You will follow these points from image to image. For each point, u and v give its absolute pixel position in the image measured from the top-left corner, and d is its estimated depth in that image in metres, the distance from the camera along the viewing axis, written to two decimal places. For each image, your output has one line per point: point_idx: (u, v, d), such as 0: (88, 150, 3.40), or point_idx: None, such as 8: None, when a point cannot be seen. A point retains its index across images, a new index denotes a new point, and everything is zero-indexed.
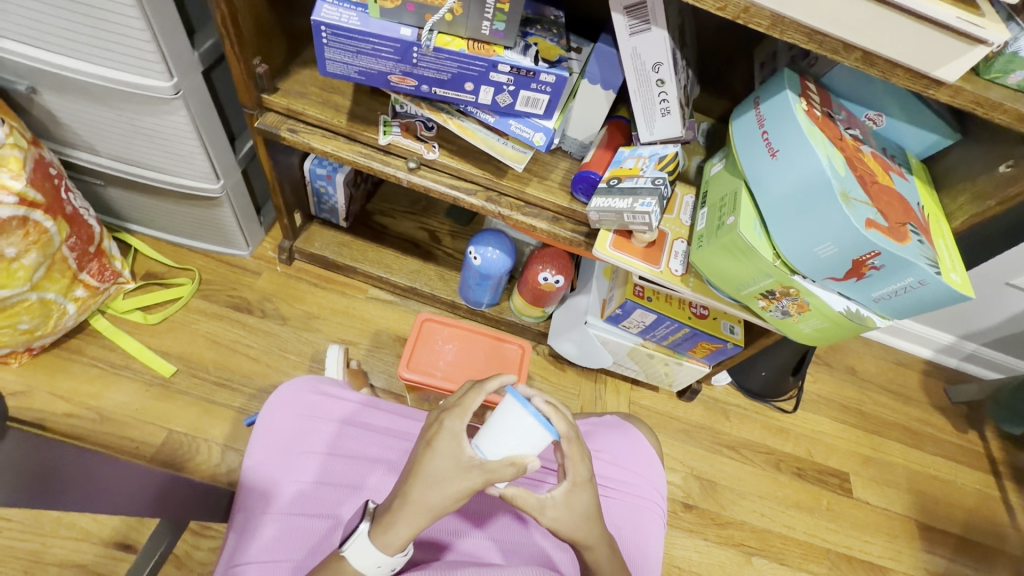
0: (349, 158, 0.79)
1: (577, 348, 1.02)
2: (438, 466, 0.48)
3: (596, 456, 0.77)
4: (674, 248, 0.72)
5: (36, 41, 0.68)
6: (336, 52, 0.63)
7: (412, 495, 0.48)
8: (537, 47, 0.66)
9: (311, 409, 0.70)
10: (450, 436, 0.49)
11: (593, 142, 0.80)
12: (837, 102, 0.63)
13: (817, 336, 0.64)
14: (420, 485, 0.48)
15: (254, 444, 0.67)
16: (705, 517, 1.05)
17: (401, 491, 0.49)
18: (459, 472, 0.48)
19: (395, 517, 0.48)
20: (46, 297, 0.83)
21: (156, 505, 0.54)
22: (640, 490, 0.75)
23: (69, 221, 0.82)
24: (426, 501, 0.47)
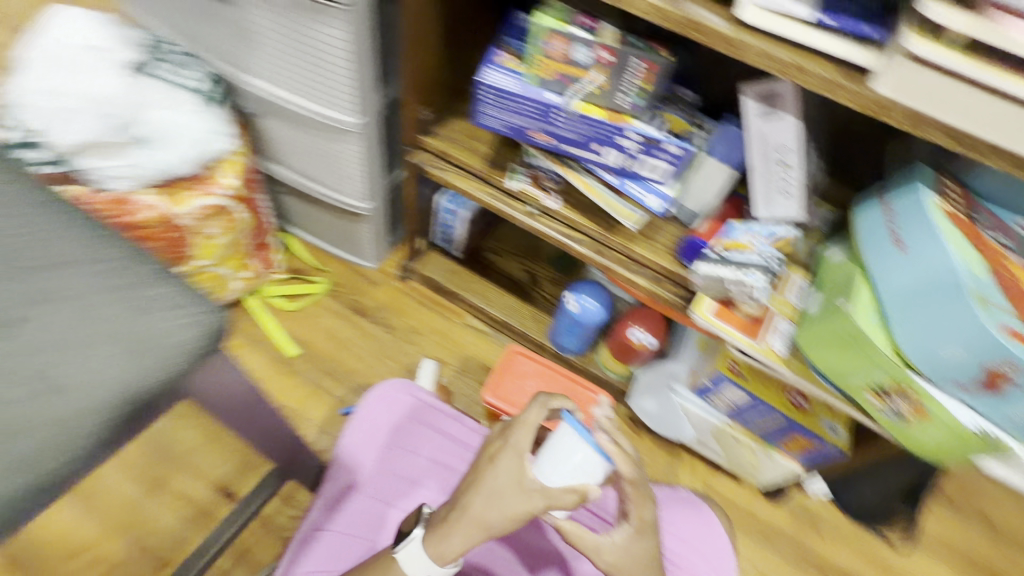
0: (481, 198, 0.90)
1: (657, 413, 1.01)
2: (500, 481, 0.50)
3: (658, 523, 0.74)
4: (778, 326, 0.70)
5: (271, 80, 0.88)
6: (492, 108, 0.74)
7: (473, 505, 0.50)
8: (667, 122, 0.74)
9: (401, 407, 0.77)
10: (513, 459, 0.51)
11: (705, 214, 0.83)
12: (983, 205, 0.60)
13: (935, 449, 0.58)
14: (483, 498, 0.50)
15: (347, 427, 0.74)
16: None
17: (458, 503, 0.51)
18: (518, 491, 0.50)
19: (451, 521, 0.51)
20: (221, 272, 1.02)
21: None
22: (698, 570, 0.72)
23: (254, 215, 1.00)
24: (485, 516, 0.49)
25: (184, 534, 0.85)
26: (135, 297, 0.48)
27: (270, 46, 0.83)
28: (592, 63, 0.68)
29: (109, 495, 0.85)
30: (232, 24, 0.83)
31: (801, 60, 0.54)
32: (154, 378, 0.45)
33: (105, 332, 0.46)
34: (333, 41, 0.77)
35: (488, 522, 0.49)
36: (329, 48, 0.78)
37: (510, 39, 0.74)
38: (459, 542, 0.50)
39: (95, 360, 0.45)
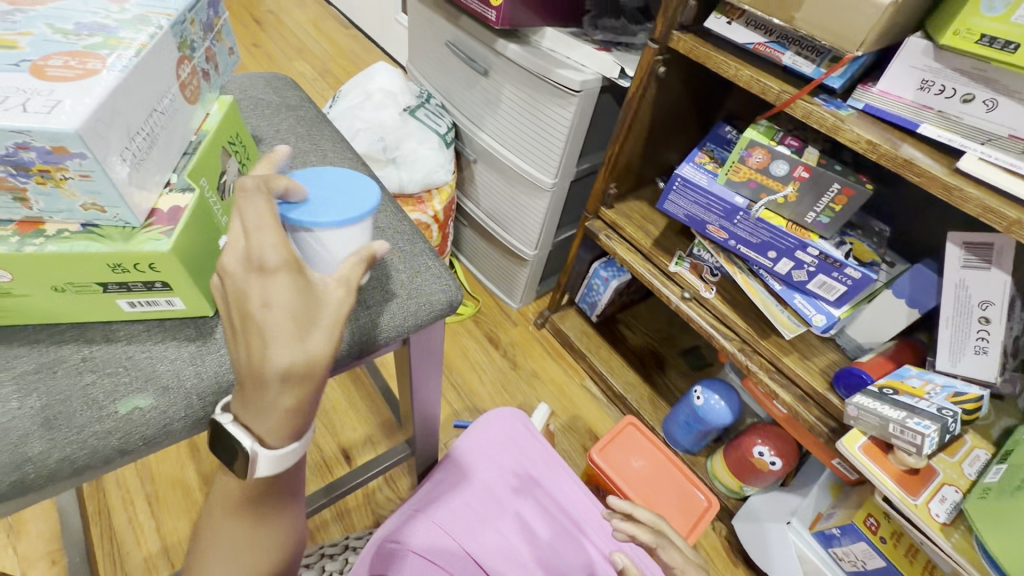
0: (640, 272, 0.96)
1: (764, 544, 0.91)
2: (291, 282, 0.36)
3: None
4: (942, 491, 0.63)
5: (496, 137, 1.09)
6: (677, 196, 0.82)
7: (259, 316, 0.34)
8: (852, 247, 0.74)
9: (517, 433, 0.83)
10: (259, 243, 0.35)
11: (874, 349, 0.79)
12: None
13: None
14: (264, 304, 0.35)
15: (466, 434, 0.81)
16: None
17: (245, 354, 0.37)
18: (290, 273, 0.36)
19: (270, 347, 0.35)
20: None
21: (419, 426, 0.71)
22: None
23: (442, 237, 1.20)
24: (273, 324, 0.35)
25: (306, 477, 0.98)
26: (415, 259, 0.54)
27: (506, 112, 1.03)
28: (789, 177, 0.71)
29: None
30: (483, 91, 1.06)
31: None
32: (406, 325, 0.51)
33: (384, 271, 0.52)
34: (559, 117, 0.93)
35: (294, 310, 0.35)
36: (554, 121, 0.95)
37: (713, 145, 0.84)
38: (289, 365, 0.35)
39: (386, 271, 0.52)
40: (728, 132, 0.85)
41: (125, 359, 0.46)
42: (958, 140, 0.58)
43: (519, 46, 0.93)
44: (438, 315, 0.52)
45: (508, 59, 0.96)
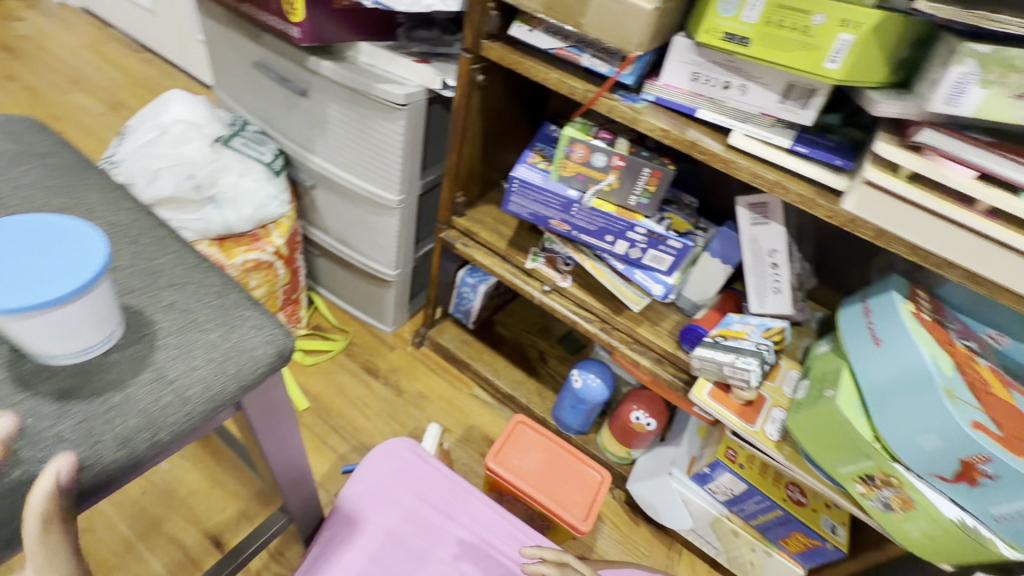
0: (502, 274, 0.98)
1: (656, 499, 0.99)
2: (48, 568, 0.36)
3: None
4: (772, 413, 0.74)
5: (330, 159, 1.02)
6: (518, 197, 0.85)
7: None
8: (671, 221, 0.83)
9: (406, 466, 0.78)
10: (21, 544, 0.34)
11: (705, 305, 0.91)
12: (953, 313, 0.67)
13: (926, 544, 0.60)
14: None
15: (354, 480, 0.75)
16: None
17: None
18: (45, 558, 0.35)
19: None
20: None
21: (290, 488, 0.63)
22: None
23: (291, 272, 1.10)
24: None
25: None
26: (226, 314, 0.49)
27: (334, 133, 0.98)
28: (608, 167, 0.78)
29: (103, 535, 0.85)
30: (305, 113, 0.99)
31: (783, 179, 0.64)
32: (228, 390, 0.46)
33: (191, 336, 0.46)
34: (390, 133, 0.91)
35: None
36: (386, 138, 0.92)
37: (542, 145, 0.89)
38: None
39: (192, 337, 0.46)
40: (552, 131, 0.91)
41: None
42: (726, 120, 0.69)
43: (333, 64, 0.89)
44: (271, 370, 0.48)
45: (324, 78, 0.91)
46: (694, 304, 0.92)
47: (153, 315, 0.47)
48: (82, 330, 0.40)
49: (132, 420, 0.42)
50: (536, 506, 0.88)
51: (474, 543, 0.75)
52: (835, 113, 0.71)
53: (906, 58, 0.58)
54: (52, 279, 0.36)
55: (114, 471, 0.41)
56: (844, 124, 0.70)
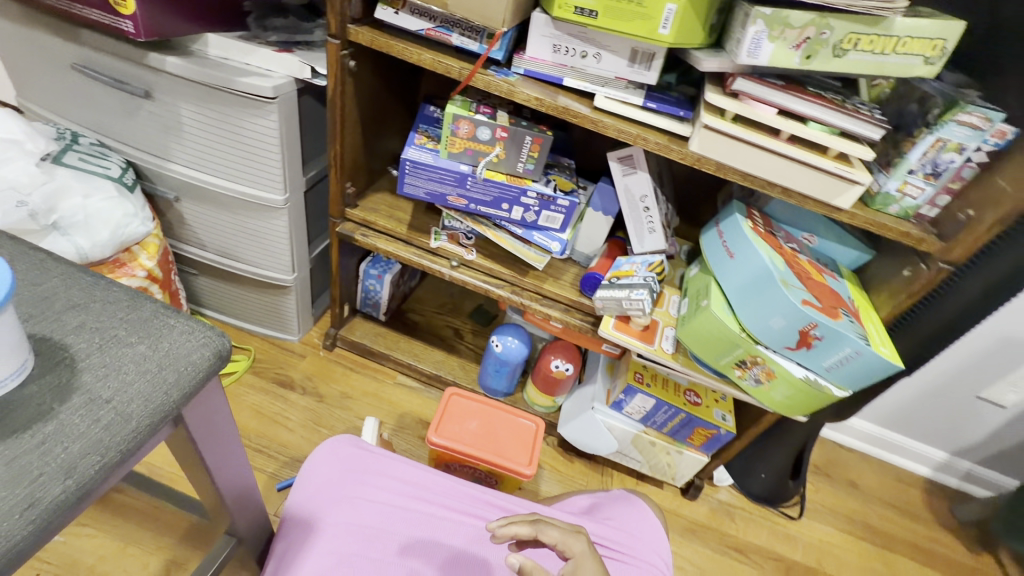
0: (409, 258, 1.00)
1: (584, 433, 1.10)
2: None
3: (605, 522, 0.82)
4: (665, 333, 0.88)
5: (194, 166, 0.93)
6: (412, 178, 0.87)
7: None
8: (556, 182, 0.91)
9: (350, 461, 0.78)
10: None
11: (595, 253, 1.02)
12: (778, 225, 0.84)
13: (787, 402, 0.77)
14: None
15: (301, 488, 0.74)
16: None
17: None
18: None
19: None
20: None
21: (236, 507, 0.60)
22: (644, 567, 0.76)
23: (170, 296, 0.99)
24: None
25: None
26: (149, 326, 0.47)
27: (194, 136, 0.89)
28: (494, 140, 0.83)
29: None
30: (153, 117, 0.89)
31: (642, 132, 0.75)
32: (171, 399, 0.44)
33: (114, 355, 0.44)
34: (263, 130, 0.86)
35: None
36: (259, 135, 0.87)
37: (425, 126, 0.91)
38: None
39: (117, 354, 0.44)
40: (433, 112, 0.93)
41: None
42: (589, 85, 0.78)
43: (180, 59, 0.81)
44: (215, 370, 0.47)
45: (172, 76, 0.83)
46: (586, 254, 1.03)
47: (67, 345, 0.44)
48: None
49: (71, 449, 0.39)
50: (483, 466, 0.93)
51: (432, 505, 0.77)
52: (672, 73, 0.84)
53: (716, 23, 0.71)
54: None
55: (64, 505, 0.38)
56: (680, 82, 0.83)
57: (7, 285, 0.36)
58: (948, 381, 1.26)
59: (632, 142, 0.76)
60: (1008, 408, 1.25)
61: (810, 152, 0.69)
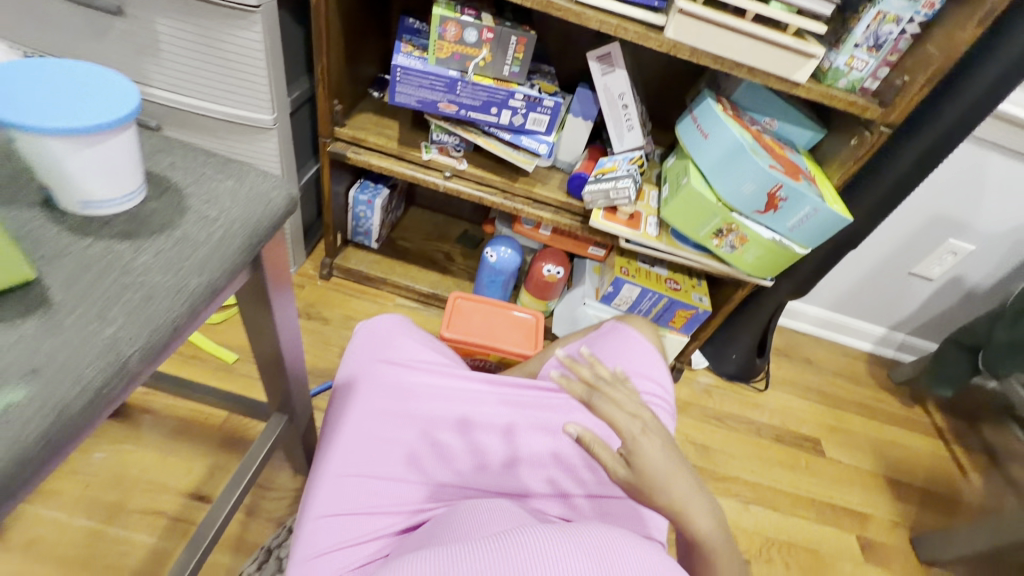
0: (402, 172, 1.03)
1: (578, 329, 1.21)
2: None
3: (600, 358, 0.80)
4: (648, 219, 0.97)
5: (176, 88, 0.92)
6: (404, 86, 0.90)
7: None
8: (540, 86, 0.96)
9: (373, 343, 0.76)
10: None
11: (578, 158, 1.08)
12: (744, 112, 0.93)
13: (757, 264, 0.89)
14: None
15: (340, 369, 0.76)
16: (704, 474, 1.19)
17: None
18: None
19: None
20: None
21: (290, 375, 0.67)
22: (652, 387, 0.77)
23: None
24: None
25: (160, 550, 0.79)
26: (231, 166, 0.49)
27: (175, 56, 0.88)
28: (480, 42, 0.87)
29: (58, 538, 0.76)
30: (129, 36, 0.87)
31: (622, 23, 0.81)
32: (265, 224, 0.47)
33: (207, 193, 0.46)
34: (248, 42, 0.86)
35: None
36: (244, 49, 0.86)
37: (409, 37, 0.93)
38: None
39: (214, 185, 0.47)
40: (414, 23, 0.95)
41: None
42: None
43: None
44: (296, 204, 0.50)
45: None
46: (570, 160, 1.09)
47: (167, 178, 0.46)
48: (116, 177, 0.40)
49: (183, 266, 0.41)
50: (494, 355, 1.02)
51: (458, 384, 0.73)
52: None
53: None
54: (95, 109, 0.36)
55: (182, 316, 0.40)
56: None
57: (134, 101, 0.38)
58: (885, 262, 1.44)
59: (614, 33, 0.81)
60: (935, 280, 1.44)
61: (772, 30, 0.77)
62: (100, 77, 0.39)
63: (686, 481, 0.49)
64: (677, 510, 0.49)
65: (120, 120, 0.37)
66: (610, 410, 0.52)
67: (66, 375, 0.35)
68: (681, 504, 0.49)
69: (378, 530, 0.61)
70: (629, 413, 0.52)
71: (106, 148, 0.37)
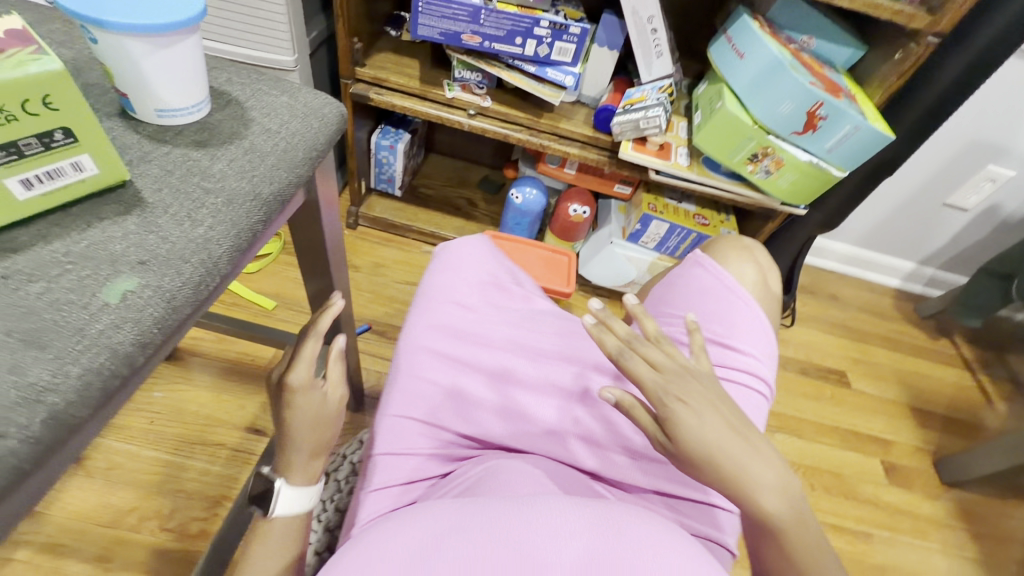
0: (425, 112, 1.02)
1: (605, 269, 1.21)
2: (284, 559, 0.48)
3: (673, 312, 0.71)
4: (678, 150, 0.95)
5: (196, 31, 0.91)
6: (426, 17, 0.88)
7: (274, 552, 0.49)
8: (564, 13, 0.93)
9: (446, 268, 0.72)
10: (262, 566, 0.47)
11: (604, 91, 1.05)
12: (780, 30, 0.89)
13: (792, 189, 0.87)
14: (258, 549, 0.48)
15: (416, 296, 0.72)
16: None
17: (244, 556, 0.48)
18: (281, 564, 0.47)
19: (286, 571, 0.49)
20: None
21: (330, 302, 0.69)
22: (731, 354, 0.66)
23: None
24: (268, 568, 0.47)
25: (225, 476, 0.85)
26: (282, 85, 0.49)
27: None
28: None
29: (132, 465, 0.83)
30: None
31: None
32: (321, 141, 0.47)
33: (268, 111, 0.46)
34: None
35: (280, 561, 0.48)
36: None
37: None
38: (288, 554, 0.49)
39: (267, 100, 0.47)
40: None
41: (57, 265, 0.35)
42: None
43: None
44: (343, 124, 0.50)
45: None
46: (595, 95, 1.06)
47: (227, 92, 0.46)
48: (183, 86, 0.41)
49: (256, 173, 0.43)
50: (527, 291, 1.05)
51: (521, 330, 0.67)
52: None
53: None
54: (161, 10, 0.37)
55: (260, 223, 0.42)
56: None
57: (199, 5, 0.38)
58: (916, 192, 1.40)
59: None
60: (969, 210, 1.40)
61: None
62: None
63: (745, 443, 0.46)
64: (737, 478, 0.45)
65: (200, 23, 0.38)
66: (636, 369, 0.49)
67: (170, 268, 0.37)
68: (739, 469, 0.45)
69: (404, 475, 0.57)
70: (661, 371, 0.49)
71: (183, 51, 0.39)
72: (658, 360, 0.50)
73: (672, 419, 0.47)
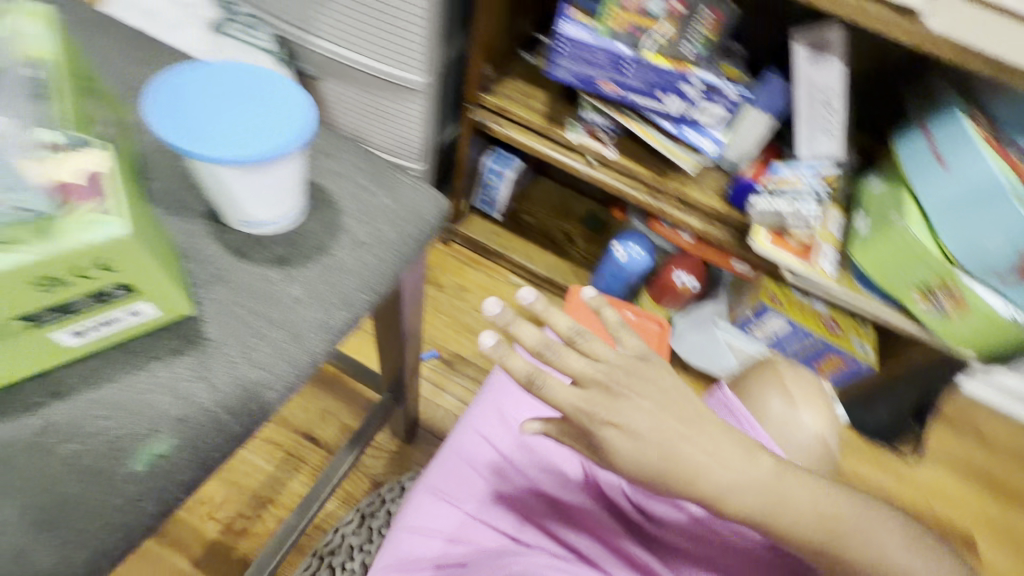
0: (543, 152, 0.96)
1: (700, 350, 1.08)
2: None
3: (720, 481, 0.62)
4: (825, 250, 0.80)
5: (338, 40, 0.91)
6: (565, 59, 0.80)
7: None
8: (722, 70, 0.80)
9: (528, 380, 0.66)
10: None
11: (746, 160, 0.90)
12: (1004, 131, 0.70)
13: (971, 338, 0.70)
14: None
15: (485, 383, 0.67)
16: None
17: None
18: None
19: None
20: None
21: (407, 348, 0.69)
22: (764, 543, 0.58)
23: None
24: None
25: (276, 477, 0.88)
26: (382, 177, 0.53)
27: (341, 8, 0.86)
28: (661, 14, 0.73)
29: None
30: None
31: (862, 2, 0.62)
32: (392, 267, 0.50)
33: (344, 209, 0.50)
34: None
35: None
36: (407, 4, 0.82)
37: None
38: None
39: (368, 200, 0.51)
40: None
41: (91, 422, 0.39)
42: None
43: None
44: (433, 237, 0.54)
45: None
46: (736, 161, 0.91)
47: (325, 190, 0.50)
48: (274, 198, 0.43)
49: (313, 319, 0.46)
50: None
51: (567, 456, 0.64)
52: None
53: None
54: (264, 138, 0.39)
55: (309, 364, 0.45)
56: None
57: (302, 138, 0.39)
58: None
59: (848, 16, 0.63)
60: None
61: None
62: (263, 98, 0.41)
63: (695, 445, 0.47)
64: (694, 485, 0.46)
65: (274, 160, 0.38)
66: (557, 395, 0.47)
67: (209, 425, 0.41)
68: (694, 475, 0.46)
69: (428, 555, 0.56)
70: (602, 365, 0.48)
71: (265, 177, 0.40)
72: (580, 368, 0.48)
73: (608, 446, 0.47)
